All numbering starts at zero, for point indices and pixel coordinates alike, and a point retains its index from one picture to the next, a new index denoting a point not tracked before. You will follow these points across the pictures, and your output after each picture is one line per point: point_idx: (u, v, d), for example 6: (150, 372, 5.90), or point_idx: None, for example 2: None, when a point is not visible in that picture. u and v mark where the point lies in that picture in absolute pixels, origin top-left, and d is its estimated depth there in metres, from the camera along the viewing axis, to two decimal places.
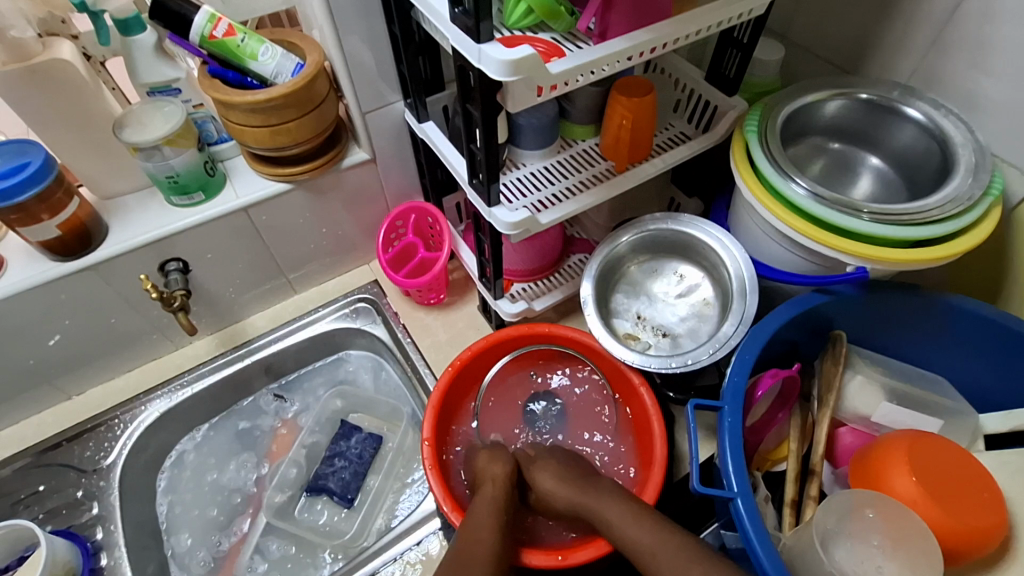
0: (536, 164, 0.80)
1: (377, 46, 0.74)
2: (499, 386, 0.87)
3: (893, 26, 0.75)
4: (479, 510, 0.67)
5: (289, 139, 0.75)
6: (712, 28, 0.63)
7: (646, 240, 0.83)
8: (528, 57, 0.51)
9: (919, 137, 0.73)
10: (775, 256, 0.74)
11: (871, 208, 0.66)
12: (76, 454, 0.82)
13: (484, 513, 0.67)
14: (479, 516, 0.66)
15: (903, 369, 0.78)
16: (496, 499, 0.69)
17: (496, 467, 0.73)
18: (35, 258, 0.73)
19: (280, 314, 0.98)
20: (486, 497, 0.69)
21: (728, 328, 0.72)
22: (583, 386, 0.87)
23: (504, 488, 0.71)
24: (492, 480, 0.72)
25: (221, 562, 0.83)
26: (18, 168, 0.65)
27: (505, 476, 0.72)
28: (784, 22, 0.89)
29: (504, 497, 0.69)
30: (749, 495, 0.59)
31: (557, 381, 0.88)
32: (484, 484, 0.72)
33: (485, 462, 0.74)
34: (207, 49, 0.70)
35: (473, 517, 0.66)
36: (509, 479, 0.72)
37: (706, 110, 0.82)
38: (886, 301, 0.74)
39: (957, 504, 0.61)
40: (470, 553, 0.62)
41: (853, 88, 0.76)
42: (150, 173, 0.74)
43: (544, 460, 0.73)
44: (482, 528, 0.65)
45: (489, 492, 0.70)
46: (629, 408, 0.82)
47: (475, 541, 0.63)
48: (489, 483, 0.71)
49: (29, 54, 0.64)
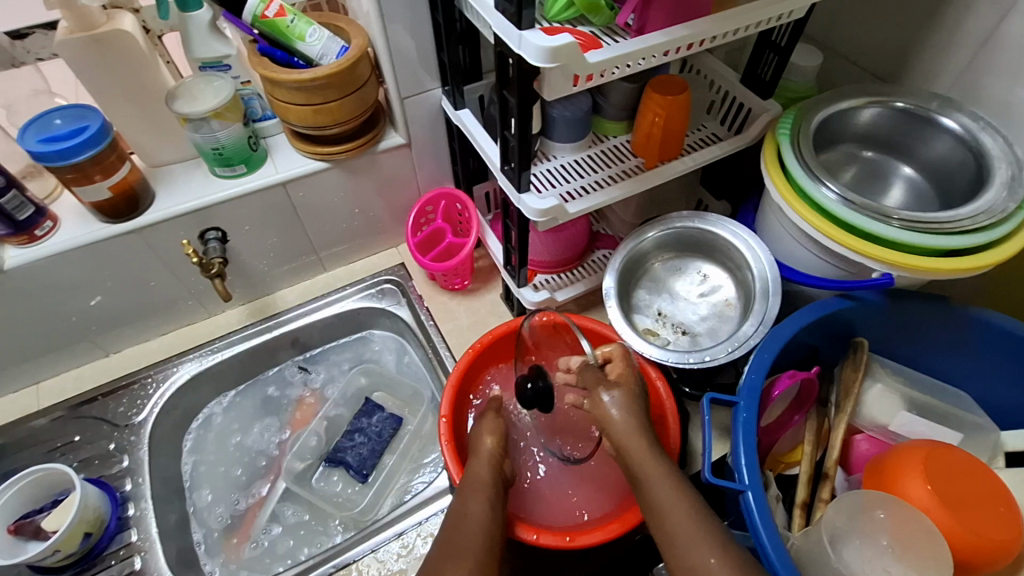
0: (566, 157, 0.82)
1: (419, 34, 0.76)
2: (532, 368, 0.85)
3: (934, 36, 0.75)
4: (475, 482, 0.68)
5: (330, 119, 0.78)
6: (750, 28, 0.64)
7: (671, 237, 0.84)
8: (567, 45, 0.52)
9: (954, 148, 0.72)
10: (801, 261, 0.75)
11: (900, 215, 0.66)
12: (111, 409, 0.86)
13: (477, 489, 0.67)
14: (470, 491, 0.67)
15: (926, 382, 0.77)
16: (484, 476, 0.69)
17: (492, 441, 0.73)
18: (85, 218, 0.77)
19: (310, 290, 1.01)
20: (481, 475, 0.69)
21: (749, 328, 0.73)
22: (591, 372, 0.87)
23: (497, 462, 0.71)
24: (486, 453, 0.72)
25: (239, 520, 0.86)
26: (77, 131, 0.69)
27: (499, 449, 0.72)
28: (823, 29, 0.89)
29: (496, 472, 0.70)
30: (760, 490, 0.60)
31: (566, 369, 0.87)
32: (476, 455, 0.72)
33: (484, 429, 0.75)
34: (259, 28, 0.74)
35: (468, 492, 0.67)
36: (499, 453, 0.72)
37: (739, 113, 0.83)
38: (911, 311, 0.73)
39: (971, 514, 0.61)
40: (463, 529, 0.64)
41: (890, 96, 0.75)
42: (198, 144, 0.77)
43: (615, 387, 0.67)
44: (476, 502, 0.66)
45: (479, 467, 0.70)
46: None
47: (468, 522, 0.64)
48: (478, 457, 0.71)
49: (95, 25, 0.67)
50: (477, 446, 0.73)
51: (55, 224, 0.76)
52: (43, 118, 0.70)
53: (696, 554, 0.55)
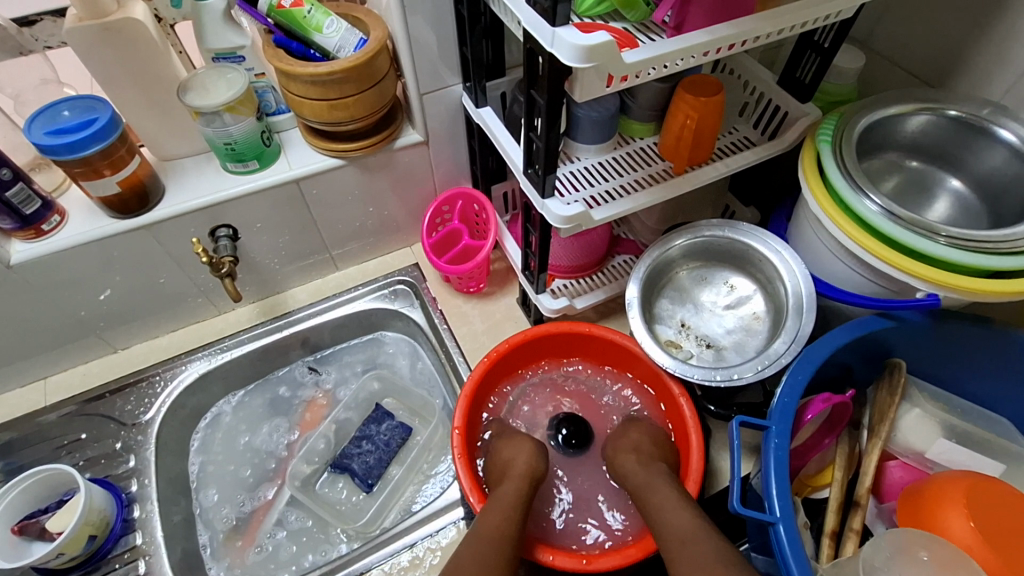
0: (590, 159, 0.78)
1: (441, 27, 0.73)
2: (558, 391, 0.86)
3: (990, 39, 0.70)
4: (503, 504, 0.66)
5: (346, 114, 0.75)
6: (794, 28, 0.60)
7: (699, 246, 0.80)
8: (605, 44, 0.49)
9: (1010, 161, 0.68)
10: (837, 275, 0.71)
11: (949, 231, 0.62)
12: (118, 407, 0.84)
13: (499, 512, 0.65)
14: (492, 514, 0.65)
15: (965, 408, 0.73)
16: (517, 492, 0.67)
17: (529, 458, 0.72)
18: (94, 213, 0.75)
19: (322, 289, 0.99)
20: (503, 501, 0.66)
21: (780, 346, 0.69)
22: (602, 393, 0.85)
23: (532, 488, 0.69)
24: (519, 475, 0.70)
25: (245, 523, 0.84)
26: (86, 123, 0.66)
27: (533, 476, 0.70)
28: (866, 29, 0.84)
29: (524, 497, 0.67)
30: (791, 522, 0.57)
31: (576, 386, 0.85)
32: (507, 478, 0.70)
33: (509, 447, 0.74)
34: (275, 18, 0.71)
35: (493, 513, 0.65)
36: (532, 478, 0.70)
37: (774, 116, 0.79)
38: (954, 333, 0.69)
39: (1019, 555, 0.57)
40: (481, 547, 0.62)
41: (941, 103, 0.71)
42: (209, 138, 0.74)
43: (646, 450, 0.72)
44: (494, 520, 0.64)
45: (508, 488, 0.68)
46: (663, 415, 0.80)
47: (485, 544, 0.62)
48: (511, 479, 0.69)
49: (105, 13, 0.64)
50: (509, 468, 0.71)
51: (63, 219, 0.74)
52: (51, 109, 0.67)
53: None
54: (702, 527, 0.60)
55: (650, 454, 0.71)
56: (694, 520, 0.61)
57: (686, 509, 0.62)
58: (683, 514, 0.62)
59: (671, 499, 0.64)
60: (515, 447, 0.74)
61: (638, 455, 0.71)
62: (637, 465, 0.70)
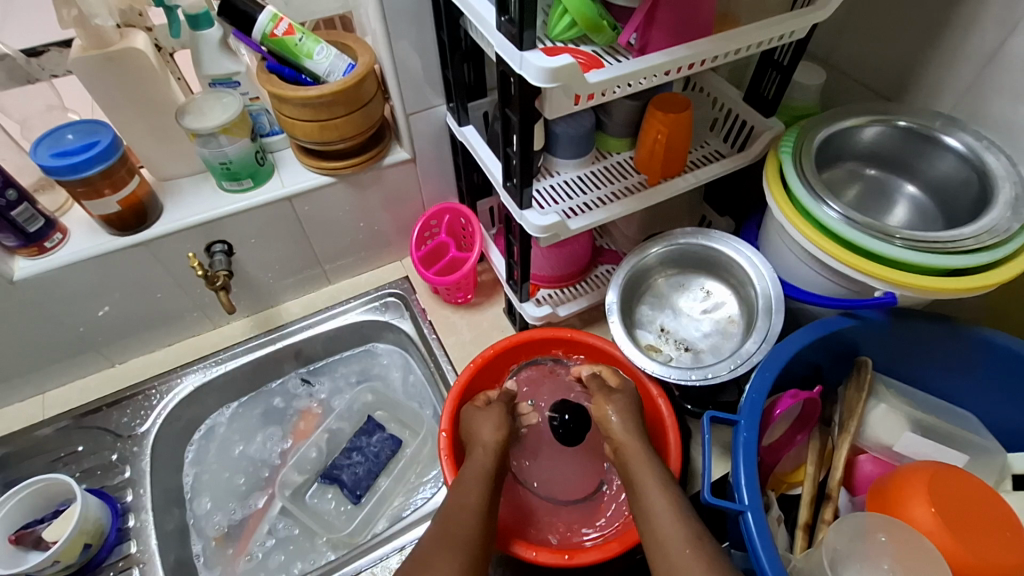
0: (569, 173, 0.82)
1: (425, 52, 0.78)
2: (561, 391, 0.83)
3: (937, 56, 0.75)
4: (467, 481, 0.68)
5: (336, 134, 0.79)
6: (751, 48, 0.64)
7: (674, 253, 0.84)
8: (568, 65, 0.53)
9: (959, 167, 0.72)
10: (805, 279, 0.74)
11: (903, 233, 0.66)
12: (115, 420, 0.86)
13: (470, 485, 0.67)
14: (460, 492, 0.67)
15: (932, 403, 0.76)
16: (485, 466, 0.69)
17: (496, 425, 0.73)
18: (94, 230, 0.78)
19: (314, 302, 1.02)
20: (454, 505, 0.66)
21: (751, 345, 0.73)
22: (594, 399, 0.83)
23: (495, 455, 0.71)
24: (483, 445, 0.71)
25: (237, 530, 0.86)
26: (88, 146, 0.69)
27: (499, 446, 0.72)
28: (826, 48, 0.89)
29: (490, 470, 0.69)
30: (760, 510, 0.59)
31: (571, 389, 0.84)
32: (473, 450, 0.72)
33: (470, 415, 0.76)
34: (267, 46, 0.75)
35: (460, 487, 0.68)
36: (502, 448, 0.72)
37: (741, 130, 0.83)
38: (915, 331, 0.72)
39: (975, 538, 0.60)
40: (456, 520, 0.64)
41: (893, 115, 0.76)
42: (205, 158, 0.78)
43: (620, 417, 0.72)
44: (468, 494, 0.67)
45: (474, 463, 0.70)
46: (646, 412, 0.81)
47: (440, 552, 0.62)
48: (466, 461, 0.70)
49: (108, 43, 0.69)
50: (476, 438, 0.72)
51: (64, 236, 0.77)
52: (55, 134, 0.71)
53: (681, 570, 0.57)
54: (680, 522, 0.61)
55: (624, 421, 0.72)
56: (677, 522, 0.61)
57: (670, 503, 0.63)
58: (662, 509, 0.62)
59: (650, 497, 0.64)
60: (489, 419, 0.74)
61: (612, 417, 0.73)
62: (621, 432, 0.71)
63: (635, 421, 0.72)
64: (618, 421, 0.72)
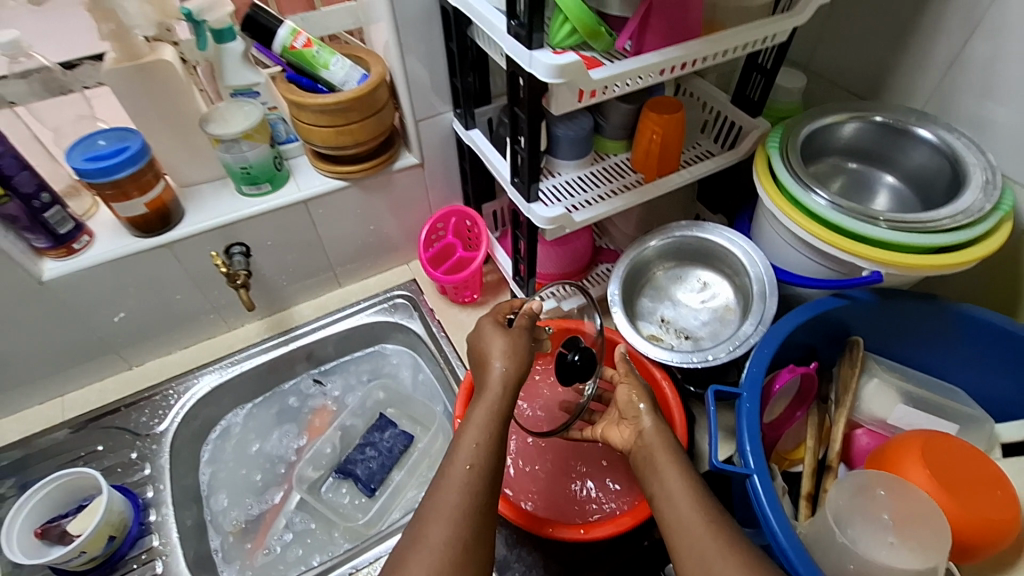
0: (570, 174, 0.87)
1: (435, 61, 0.83)
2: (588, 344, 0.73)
3: (907, 56, 0.82)
4: (473, 426, 0.61)
5: (351, 139, 0.84)
6: (737, 50, 0.70)
7: (672, 246, 0.88)
8: (574, 64, 0.58)
9: (932, 157, 0.78)
10: (795, 264, 0.79)
11: (887, 216, 0.70)
12: (133, 419, 0.89)
13: (475, 432, 0.61)
14: (466, 439, 0.61)
15: (921, 378, 0.81)
16: (498, 412, 0.63)
17: (513, 363, 0.65)
18: (119, 232, 0.82)
19: (325, 304, 1.05)
20: (456, 484, 0.58)
21: (748, 327, 0.77)
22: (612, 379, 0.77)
23: (508, 396, 0.63)
24: (500, 383, 0.64)
25: (254, 525, 0.88)
26: (119, 150, 0.74)
27: (512, 388, 0.64)
28: (805, 54, 0.96)
29: (500, 416, 0.62)
30: (765, 473, 0.62)
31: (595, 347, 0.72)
32: (485, 388, 0.64)
33: (489, 335, 0.68)
34: (287, 58, 0.80)
35: (465, 437, 0.61)
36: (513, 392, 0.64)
37: (730, 130, 0.89)
38: (903, 309, 0.77)
39: (968, 495, 0.63)
40: (452, 481, 0.58)
41: (869, 111, 0.82)
42: (227, 163, 0.82)
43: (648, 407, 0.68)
44: (469, 443, 0.60)
45: (481, 407, 0.63)
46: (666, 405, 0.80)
47: (433, 516, 0.56)
48: (472, 426, 0.61)
49: (139, 55, 0.73)
50: (490, 369, 0.65)
51: (91, 239, 0.81)
52: (88, 139, 0.75)
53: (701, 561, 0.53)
54: (701, 507, 0.57)
55: (652, 411, 0.67)
56: (700, 511, 0.57)
57: (693, 491, 0.59)
58: (685, 497, 0.58)
59: (673, 489, 0.60)
60: (510, 347, 0.66)
61: (642, 407, 0.68)
62: (649, 422, 0.66)
63: (661, 415, 0.68)
64: (648, 414, 0.67)
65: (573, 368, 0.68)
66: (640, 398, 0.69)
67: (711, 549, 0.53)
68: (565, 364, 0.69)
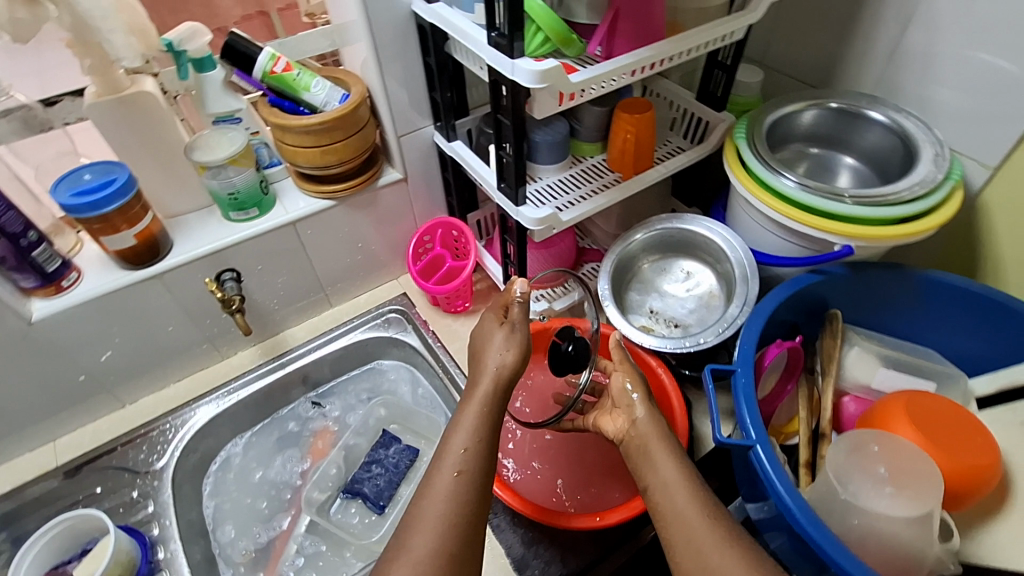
0: (551, 177, 0.90)
1: (413, 77, 0.86)
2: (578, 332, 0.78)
3: (854, 45, 0.88)
4: (466, 421, 0.62)
5: (336, 158, 0.85)
6: (699, 49, 0.75)
7: (655, 239, 0.92)
8: (554, 69, 0.62)
9: (886, 136, 0.84)
10: (771, 246, 0.83)
11: (851, 192, 0.75)
12: (131, 457, 0.87)
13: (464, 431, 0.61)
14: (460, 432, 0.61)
15: (895, 344, 0.86)
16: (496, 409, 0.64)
17: (509, 356, 0.66)
18: (107, 267, 0.81)
19: (318, 326, 1.05)
20: (443, 490, 0.57)
21: (734, 310, 0.81)
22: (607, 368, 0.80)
23: (501, 389, 0.65)
24: (493, 378, 0.65)
25: (265, 554, 0.87)
26: (106, 183, 0.73)
27: (504, 382, 0.65)
28: (760, 50, 1.02)
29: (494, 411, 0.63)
30: (767, 443, 0.65)
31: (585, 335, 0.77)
32: (480, 380, 0.65)
33: (488, 331, 0.70)
34: (268, 82, 0.81)
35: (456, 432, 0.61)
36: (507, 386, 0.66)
37: (698, 125, 0.94)
38: (874, 280, 0.82)
39: (953, 446, 0.68)
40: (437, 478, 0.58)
41: (825, 98, 0.87)
42: (214, 190, 0.83)
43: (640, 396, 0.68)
44: (462, 437, 0.60)
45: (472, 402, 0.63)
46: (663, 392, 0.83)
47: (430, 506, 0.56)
48: (464, 426, 0.61)
49: (120, 88, 0.74)
50: (485, 363, 0.66)
51: (79, 275, 0.80)
52: (73, 175, 0.75)
53: (699, 555, 0.53)
54: (699, 497, 0.57)
55: (643, 400, 0.67)
56: (698, 503, 0.57)
57: (690, 482, 0.59)
58: (682, 492, 0.58)
59: (670, 480, 0.59)
60: (504, 341, 0.67)
61: (634, 397, 0.68)
62: (643, 413, 0.66)
63: (653, 405, 0.68)
64: (642, 407, 0.67)
65: (567, 357, 0.72)
66: (632, 387, 0.69)
67: (706, 541, 0.53)
68: (561, 354, 0.73)
